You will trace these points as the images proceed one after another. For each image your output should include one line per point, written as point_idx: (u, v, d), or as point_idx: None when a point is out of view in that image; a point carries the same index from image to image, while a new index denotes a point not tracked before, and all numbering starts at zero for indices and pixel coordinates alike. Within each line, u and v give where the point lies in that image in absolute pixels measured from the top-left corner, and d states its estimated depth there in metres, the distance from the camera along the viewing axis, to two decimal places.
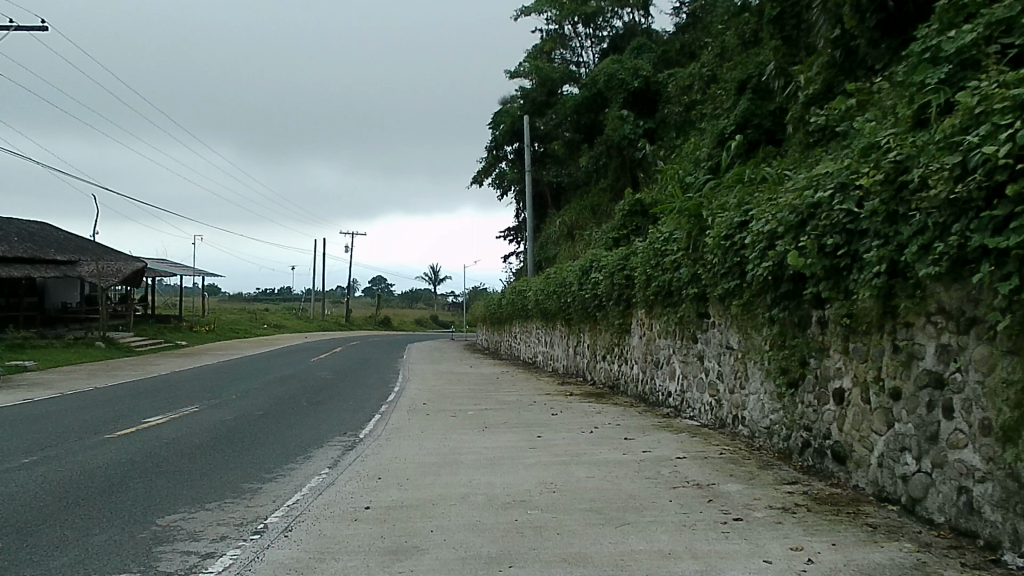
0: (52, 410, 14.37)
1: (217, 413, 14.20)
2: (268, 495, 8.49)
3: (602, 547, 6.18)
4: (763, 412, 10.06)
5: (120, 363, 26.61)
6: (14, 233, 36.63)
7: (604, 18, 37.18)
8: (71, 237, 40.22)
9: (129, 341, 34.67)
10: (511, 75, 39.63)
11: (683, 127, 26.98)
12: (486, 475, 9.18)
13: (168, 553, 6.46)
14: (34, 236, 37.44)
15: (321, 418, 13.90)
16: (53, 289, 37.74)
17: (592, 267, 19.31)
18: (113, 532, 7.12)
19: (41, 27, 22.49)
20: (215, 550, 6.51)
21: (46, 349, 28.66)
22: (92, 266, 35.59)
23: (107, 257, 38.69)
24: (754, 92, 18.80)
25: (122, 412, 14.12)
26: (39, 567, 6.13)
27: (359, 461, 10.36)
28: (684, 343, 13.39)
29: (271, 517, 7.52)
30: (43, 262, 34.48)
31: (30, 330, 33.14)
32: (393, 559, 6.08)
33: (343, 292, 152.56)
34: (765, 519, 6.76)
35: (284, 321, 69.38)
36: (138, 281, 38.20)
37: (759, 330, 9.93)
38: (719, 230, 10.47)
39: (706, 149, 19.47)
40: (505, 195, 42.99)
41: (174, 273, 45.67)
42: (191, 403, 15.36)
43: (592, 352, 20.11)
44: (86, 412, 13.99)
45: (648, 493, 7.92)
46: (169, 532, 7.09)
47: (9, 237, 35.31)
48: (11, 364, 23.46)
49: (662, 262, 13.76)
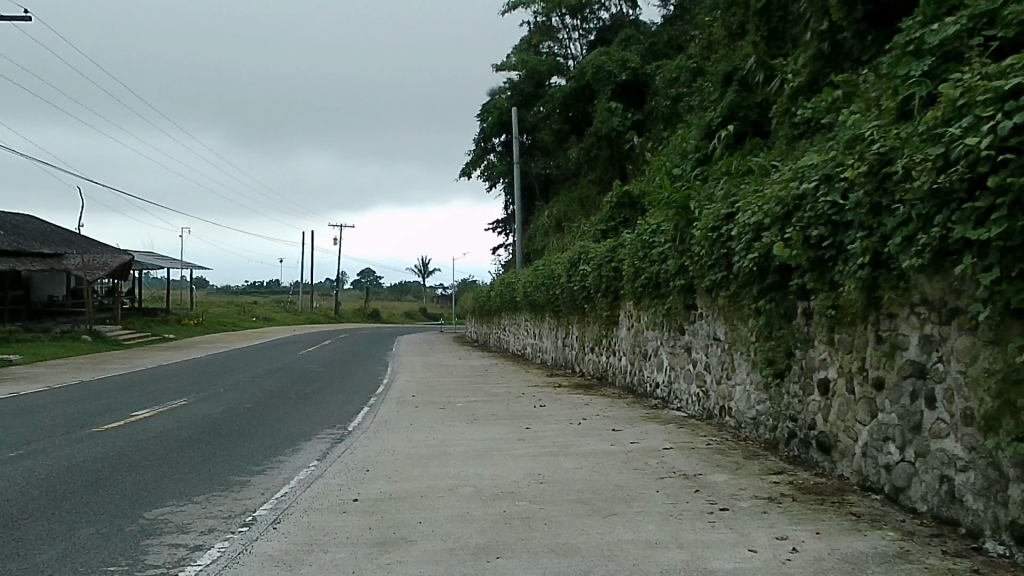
0: (39, 403, 14.35)
1: (206, 406, 14.16)
2: (257, 488, 8.48)
3: (590, 538, 6.21)
4: (749, 402, 10.14)
5: (108, 357, 26.46)
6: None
7: (592, 9, 37.15)
8: (58, 231, 39.83)
9: (117, 335, 34.42)
10: (499, 68, 39.52)
11: (671, 119, 27.04)
12: (475, 467, 9.20)
13: (156, 547, 6.44)
14: (20, 230, 37.03)
15: (309, 411, 13.87)
16: (39, 281, 37.53)
17: (580, 259, 19.36)
18: (101, 525, 7.10)
19: (24, 17, 22.26)
20: (203, 543, 6.50)
21: (32, 343, 28.47)
22: (78, 259, 35.30)
23: (94, 250, 38.47)
24: (740, 84, 18.80)
25: (112, 405, 14.11)
26: (26, 561, 6.11)
27: (348, 453, 10.36)
28: (672, 334, 13.42)
29: (259, 510, 7.52)
30: (28, 255, 34.21)
31: (16, 324, 32.91)
32: (381, 551, 6.10)
33: (333, 284, 152.29)
34: (751, 509, 6.81)
35: (274, 314, 69.11)
36: (125, 274, 38.00)
37: (745, 322, 9.99)
38: (707, 222, 10.50)
39: (694, 141, 19.53)
40: (493, 187, 42.91)
41: (162, 266, 45.46)
42: (180, 396, 15.38)
43: (580, 344, 20.14)
44: (74, 406, 13.93)
45: (635, 484, 7.96)
46: (156, 526, 7.06)
47: None
48: None
49: (650, 253, 13.79)
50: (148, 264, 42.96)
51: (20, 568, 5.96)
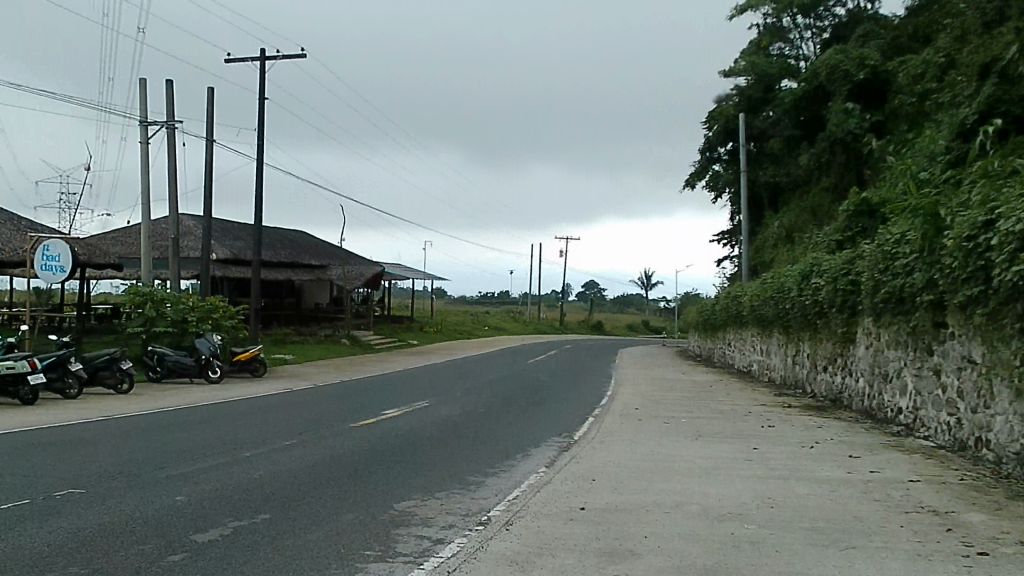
0: (307, 398, 16.33)
1: (444, 408, 15.29)
2: (491, 489, 9.07)
3: (826, 569, 5.97)
4: (1013, 435, 9.09)
5: (362, 360, 29.27)
6: (280, 239, 41.58)
7: (826, 7, 35.18)
8: (324, 245, 44.75)
9: (370, 339, 37.92)
10: (725, 75, 38.53)
11: (918, 119, 24.82)
12: (701, 484, 9.13)
13: (405, 536, 7.14)
14: (293, 244, 41.90)
15: (537, 418, 14.48)
16: (308, 290, 42.40)
17: (812, 272, 18.39)
18: (359, 512, 8.01)
19: (301, 54, 25.30)
20: (444, 536, 7.11)
21: (303, 344, 32.18)
22: (339, 270, 39.38)
23: (352, 262, 42.71)
24: (1000, 78, 16.90)
25: (366, 404, 15.72)
26: (300, 538, 7.07)
27: (575, 462, 10.71)
28: (918, 355, 12.36)
29: (494, 510, 8.06)
30: (301, 266, 38.77)
31: (291, 327, 37.38)
32: (609, 561, 6.30)
33: (558, 297, 156.01)
34: (1016, 556, 6.16)
35: (504, 325, 72.22)
36: (378, 284, 41.75)
37: (1008, 344, 9.00)
38: (960, 232, 9.60)
39: (943, 142, 17.81)
40: (719, 197, 41.81)
41: (409, 277, 49.37)
42: (423, 398, 16.73)
43: (812, 362, 19.07)
44: (335, 403, 15.69)
45: (877, 517, 7.49)
46: (405, 517, 7.83)
47: (277, 244, 40.01)
48: (276, 356, 26.67)
49: (892, 267, 12.83)
50: (395, 276, 46.92)
51: (296, 544, 6.91)
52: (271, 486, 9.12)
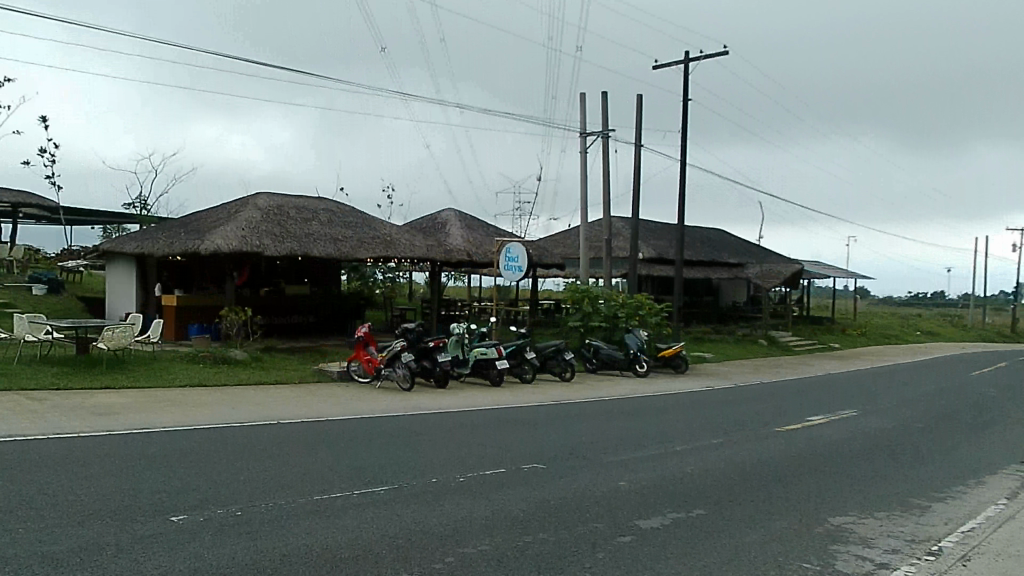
0: (725, 397, 16.61)
1: (874, 419, 14.29)
2: (939, 516, 8.35)
3: None
4: None
5: (779, 360, 28.41)
6: (698, 237, 42.19)
7: None
8: (741, 243, 44.23)
9: (788, 339, 36.50)
10: None
11: None
12: None
13: (843, 554, 7.03)
14: (712, 242, 41.83)
15: (993, 440, 12.73)
16: (724, 287, 42.35)
17: None
18: (793, 521, 8.04)
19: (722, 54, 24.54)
20: (888, 563, 6.82)
21: (721, 342, 32.24)
22: (758, 267, 38.53)
23: (771, 259, 41.47)
24: None
25: (787, 408, 15.42)
26: (737, 539, 7.38)
27: None
28: None
29: (944, 542, 7.46)
30: (719, 264, 38.84)
31: (707, 324, 37.73)
32: None
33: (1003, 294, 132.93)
34: None
35: (937, 328, 63.77)
36: (796, 282, 39.97)
37: None
38: None
39: None
40: None
41: (829, 275, 46.33)
42: (848, 406, 15.83)
43: None
44: (754, 404, 15.69)
45: None
46: (842, 533, 7.65)
47: (696, 242, 40.66)
48: (695, 352, 27.22)
49: None
50: (814, 274, 44.41)
51: (734, 544, 7.24)
52: (702, 483, 9.59)
